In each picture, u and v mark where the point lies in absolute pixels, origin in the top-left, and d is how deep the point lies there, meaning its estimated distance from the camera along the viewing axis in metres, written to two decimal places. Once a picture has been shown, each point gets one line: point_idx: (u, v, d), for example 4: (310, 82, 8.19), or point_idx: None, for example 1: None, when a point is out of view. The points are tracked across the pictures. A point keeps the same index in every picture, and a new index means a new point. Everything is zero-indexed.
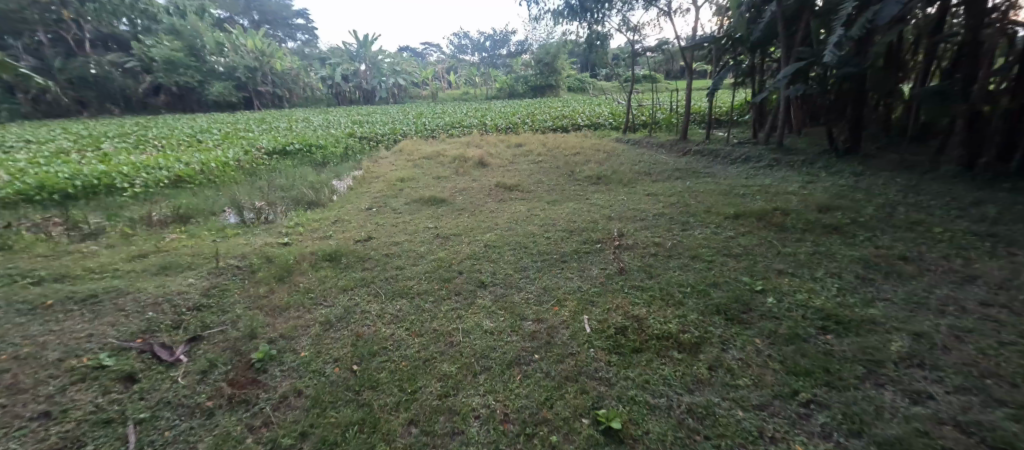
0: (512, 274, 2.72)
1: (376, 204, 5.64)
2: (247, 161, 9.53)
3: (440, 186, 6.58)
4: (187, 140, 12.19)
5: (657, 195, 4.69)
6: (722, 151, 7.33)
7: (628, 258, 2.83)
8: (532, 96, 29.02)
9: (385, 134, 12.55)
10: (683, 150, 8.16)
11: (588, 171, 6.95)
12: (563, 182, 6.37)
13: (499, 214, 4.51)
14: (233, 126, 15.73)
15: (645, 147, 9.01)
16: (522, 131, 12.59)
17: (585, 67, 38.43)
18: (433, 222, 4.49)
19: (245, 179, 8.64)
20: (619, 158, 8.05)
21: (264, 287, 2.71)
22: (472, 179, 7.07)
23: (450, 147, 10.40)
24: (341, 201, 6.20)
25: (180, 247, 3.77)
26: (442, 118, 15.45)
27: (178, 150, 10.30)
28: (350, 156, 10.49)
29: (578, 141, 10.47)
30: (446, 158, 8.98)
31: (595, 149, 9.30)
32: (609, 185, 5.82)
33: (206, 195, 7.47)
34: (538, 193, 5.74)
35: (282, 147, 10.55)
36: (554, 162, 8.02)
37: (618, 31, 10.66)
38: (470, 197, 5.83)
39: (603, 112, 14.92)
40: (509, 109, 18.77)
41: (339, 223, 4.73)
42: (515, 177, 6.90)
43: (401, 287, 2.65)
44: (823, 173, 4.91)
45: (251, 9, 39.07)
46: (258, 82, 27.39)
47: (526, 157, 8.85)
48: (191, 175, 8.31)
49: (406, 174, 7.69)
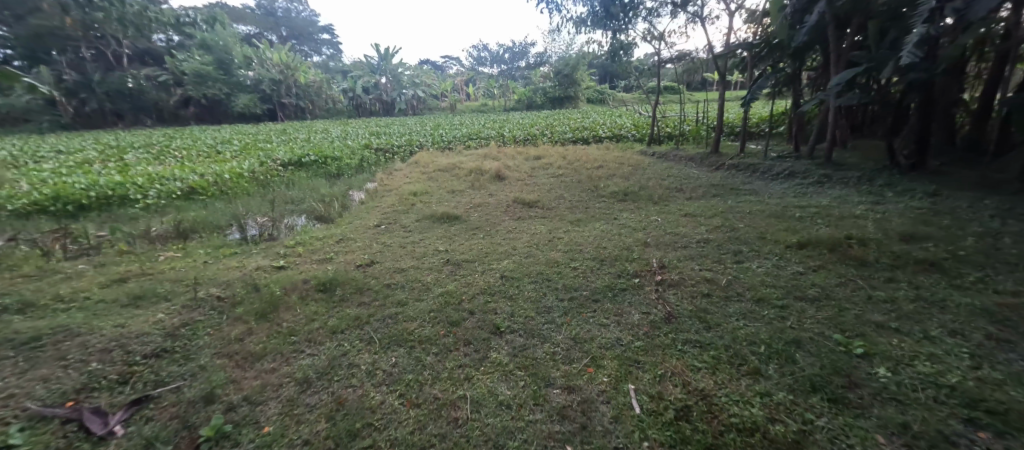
0: (535, 317, 2.25)
1: (386, 221, 5.27)
2: (262, 172, 9.30)
3: (454, 202, 6.19)
4: (207, 150, 12.20)
5: (696, 216, 4.15)
6: (761, 166, 6.73)
7: (676, 300, 2.32)
8: (550, 108, 28.72)
9: (401, 145, 12.32)
10: (716, 165, 7.57)
11: (614, 186, 6.44)
12: (587, 199, 5.87)
13: (517, 236, 4.04)
14: (253, 137, 15.83)
15: (674, 161, 8.45)
16: (541, 143, 12.18)
17: (605, 78, 38.02)
18: (444, 244, 4.06)
19: (259, 191, 8.42)
20: (647, 172, 7.51)
21: (239, 327, 2.30)
22: (489, 193, 6.66)
23: (466, 159, 10.05)
24: (350, 217, 5.86)
25: (168, 270, 3.41)
26: (459, 130, 15.20)
27: (197, 160, 10.25)
28: (365, 168, 10.25)
29: (601, 153, 9.98)
30: (462, 171, 8.62)
31: (620, 162, 8.79)
32: (639, 203, 5.30)
33: (218, 209, 7.17)
34: (560, 211, 5.26)
35: (298, 158, 10.31)
36: (577, 176, 7.53)
37: (643, 40, 10.22)
38: (486, 214, 5.40)
39: (625, 124, 14.40)
40: (528, 120, 18.45)
41: (343, 242, 4.35)
42: (534, 193, 6.46)
43: (400, 330, 2.21)
44: (888, 193, 4.30)
45: (278, 24, 40.17)
46: (282, 95, 27.76)
47: (545, 170, 8.41)
48: (204, 186, 8.05)
49: (420, 188, 7.35)
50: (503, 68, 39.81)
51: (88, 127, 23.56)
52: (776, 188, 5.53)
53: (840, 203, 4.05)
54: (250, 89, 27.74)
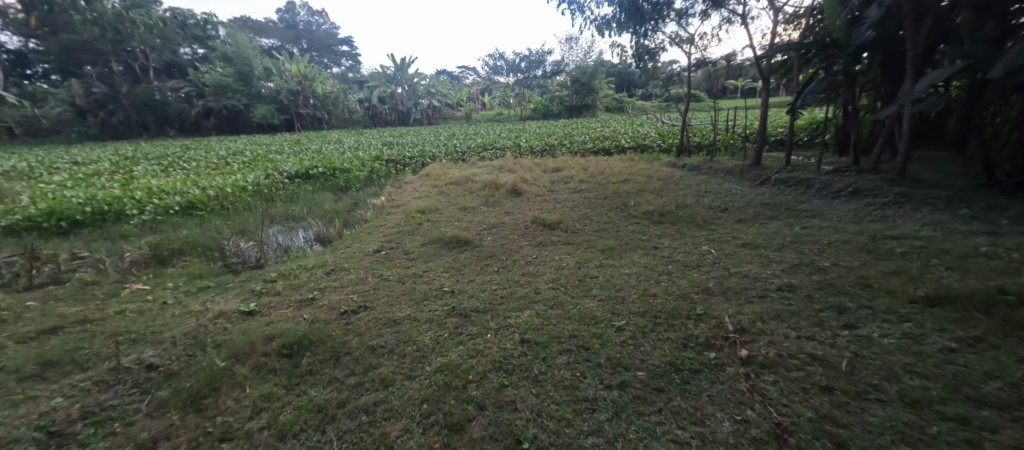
0: (573, 420, 1.55)
1: (387, 246, 4.63)
2: (267, 185, 8.72)
3: (464, 222, 5.53)
4: (216, 161, 11.87)
5: (760, 248, 3.37)
6: (817, 181, 5.88)
7: (781, 396, 1.59)
8: (567, 116, 28.06)
9: (413, 156, 11.78)
10: (760, 179, 6.73)
11: (647, 205, 5.67)
12: (617, 220, 5.13)
13: (538, 271, 3.33)
14: (265, 147, 15.51)
15: (710, 174, 7.62)
16: (560, 154, 11.48)
17: (622, 86, 37.29)
18: (451, 279, 3.37)
19: (263, 205, 7.93)
20: (682, 188, 6.73)
21: (159, 422, 1.66)
22: (504, 212, 5.99)
23: (480, 172, 9.42)
24: (350, 240, 5.25)
25: (117, 314, 2.78)
26: (473, 140, 14.62)
27: (203, 172, 9.88)
28: (374, 181, 9.72)
29: (627, 165, 9.22)
30: (476, 185, 7.99)
31: (650, 175, 8.01)
32: (681, 227, 4.52)
33: (214, 228, 6.54)
34: (587, 235, 4.54)
35: (306, 170, 9.74)
36: (603, 192, 6.79)
37: (671, 44, 9.55)
38: (500, 238, 4.71)
39: (648, 133, 13.60)
40: (545, 129, 17.77)
41: (334, 274, 3.70)
42: (555, 211, 5.76)
43: (378, 437, 1.54)
44: (999, 222, 3.47)
45: (298, 36, 40.75)
46: (299, 105, 27.69)
47: (565, 185, 7.71)
48: (204, 201, 7.49)
49: (429, 204, 6.73)
50: (519, 77, 39.45)
51: (114, 137, 24.00)
52: (843, 209, 4.70)
53: (943, 235, 3.25)
54: (268, 99, 27.89)
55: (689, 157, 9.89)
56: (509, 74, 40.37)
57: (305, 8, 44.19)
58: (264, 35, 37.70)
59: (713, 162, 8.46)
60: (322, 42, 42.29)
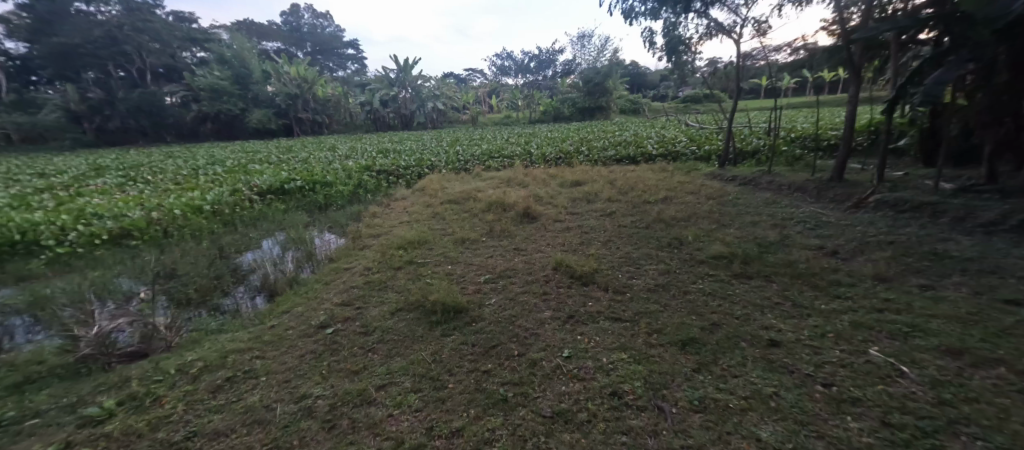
0: None
1: (340, 314, 3.09)
2: (229, 203, 7.23)
3: (458, 268, 4.00)
4: (187, 172, 10.44)
5: (997, 370, 1.81)
6: (946, 208, 4.27)
7: None
8: (580, 119, 26.51)
9: (408, 165, 10.27)
10: (851, 201, 5.13)
11: (712, 242, 4.09)
12: (677, 269, 3.56)
13: (583, 410, 1.83)
14: (251, 155, 14.09)
15: (777, 193, 5.99)
16: (577, 162, 9.95)
17: (636, 87, 35.78)
18: (424, 422, 1.88)
19: (220, 231, 6.47)
20: (749, 214, 5.11)
21: None
22: (514, 250, 4.44)
23: (485, 187, 7.88)
24: (298, 295, 3.72)
25: None
26: (478, 146, 13.09)
27: (163, 187, 8.44)
28: (360, 197, 8.27)
29: (662, 178, 7.61)
30: (478, 205, 6.44)
31: (697, 193, 6.39)
32: (788, 291, 2.94)
33: (142, 268, 5.05)
34: (642, 301, 2.98)
35: (281, 182, 8.23)
36: (643, 218, 5.19)
37: (713, 31, 7.98)
38: (509, 302, 3.16)
39: (676, 138, 11.97)
40: (558, 133, 16.21)
41: (230, 392, 2.20)
42: (584, 250, 4.21)
43: None
44: None
45: (302, 39, 39.65)
46: (298, 109, 26.34)
47: (590, 205, 6.13)
48: (142, 226, 6.00)
49: (416, 233, 5.19)
50: (528, 77, 37.84)
51: (113, 143, 23.89)
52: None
53: None
54: (266, 103, 26.66)
55: (734, 167, 8.25)
56: (518, 74, 38.76)
57: (309, 11, 43.25)
58: (266, 38, 36.59)
59: (772, 175, 6.82)
60: (325, 45, 41.04)
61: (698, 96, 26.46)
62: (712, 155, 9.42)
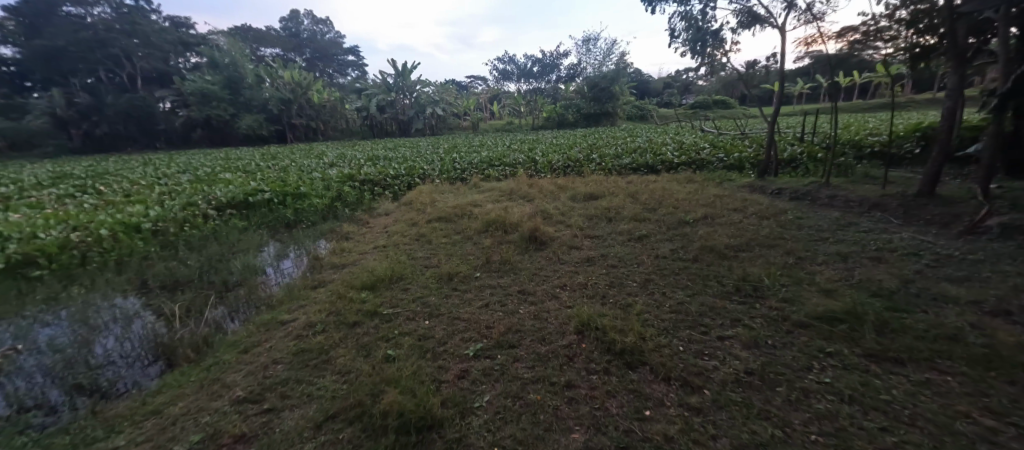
0: None
1: (237, 428, 1.89)
2: (176, 221, 6.03)
3: (438, 327, 2.77)
4: (149, 181, 9.23)
5: None
6: None
7: None
8: (585, 125, 25.50)
9: (397, 174, 9.09)
10: (963, 224, 3.91)
11: (802, 289, 2.86)
12: (769, 337, 2.33)
13: None
14: (229, 162, 12.92)
15: (849, 212, 4.76)
16: (588, 171, 8.79)
17: (641, 93, 34.94)
18: None
19: (157, 257, 5.26)
20: (827, 242, 3.89)
21: None
22: (518, 294, 3.22)
23: (483, 200, 6.69)
24: (197, 372, 2.49)
25: None
26: (477, 153, 11.93)
27: (108, 199, 7.21)
28: (337, 212, 7.10)
29: (692, 192, 6.41)
30: (472, 225, 5.23)
31: (743, 211, 5.16)
32: (988, 400, 1.73)
33: (28, 312, 3.81)
34: (740, 412, 1.77)
35: (245, 194, 7.03)
36: (685, 246, 3.97)
37: (750, 21, 6.86)
38: (513, 402, 1.95)
39: (697, 144, 10.79)
40: (565, 140, 15.07)
41: None
42: (616, 298, 2.99)
43: None
44: None
45: (301, 44, 38.89)
46: (292, 115, 25.10)
47: (612, 226, 4.92)
48: (55, 251, 4.79)
49: (390, 264, 4.00)
50: (532, 82, 36.79)
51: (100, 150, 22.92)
52: None
53: None
54: (257, 108, 24.56)
55: (775, 178, 7.03)
56: (520, 79, 37.70)
57: (310, 17, 42.62)
58: (263, 44, 35.75)
59: (832, 188, 5.59)
60: (324, 51, 40.04)
61: (708, 102, 25.37)
62: (744, 164, 8.20)
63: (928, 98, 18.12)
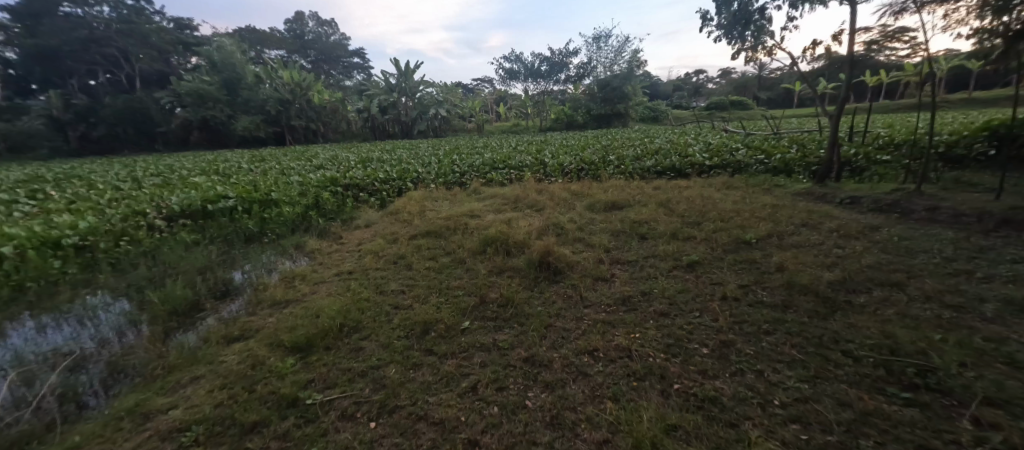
0: None
1: None
2: (111, 234, 4.91)
3: (389, 440, 1.64)
4: (110, 185, 8.13)
5: None
6: None
7: None
8: (595, 127, 24.32)
9: (387, 178, 7.99)
10: None
11: (1003, 378, 1.69)
12: None
13: None
14: (212, 165, 11.87)
15: (966, 231, 3.55)
16: (606, 175, 7.64)
17: (653, 94, 33.71)
18: None
19: (72, 283, 4.15)
20: (972, 277, 2.69)
21: None
22: (524, 366, 2.07)
23: (482, 210, 5.57)
24: None
25: None
26: (480, 155, 10.82)
27: (47, 207, 6.13)
28: (312, 222, 6.00)
29: (739, 200, 5.22)
30: (465, 243, 4.09)
31: (817, 227, 3.95)
32: None
33: None
34: None
35: (203, 200, 5.92)
36: (762, 282, 2.78)
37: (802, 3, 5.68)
38: None
39: (726, 145, 9.58)
40: (577, 141, 13.89)
41: None
42: (684, 384, 1.83)
43: None
44: None
45: (304, 45, 38.18)
46: (291, 116, 24.11)
47: (649, 246, 3.75)
48: None
49: (345, 304, 2.85)
50: (539, 83, 35.69)
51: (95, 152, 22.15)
52: None
53: None
54: (256, 110, 23.53)
55: (836, 184, 5.80)
56: (526, 80, 36.59)
57: (314, 19, 42.01)
58: (265, 44, 35.03)
59: (926, 198, 4.37)
60: (328, 53, 39.26)
61: (725, 102, 24.09)
62: (791, 166, 6.96)
63: (964, 99, 16.80)
